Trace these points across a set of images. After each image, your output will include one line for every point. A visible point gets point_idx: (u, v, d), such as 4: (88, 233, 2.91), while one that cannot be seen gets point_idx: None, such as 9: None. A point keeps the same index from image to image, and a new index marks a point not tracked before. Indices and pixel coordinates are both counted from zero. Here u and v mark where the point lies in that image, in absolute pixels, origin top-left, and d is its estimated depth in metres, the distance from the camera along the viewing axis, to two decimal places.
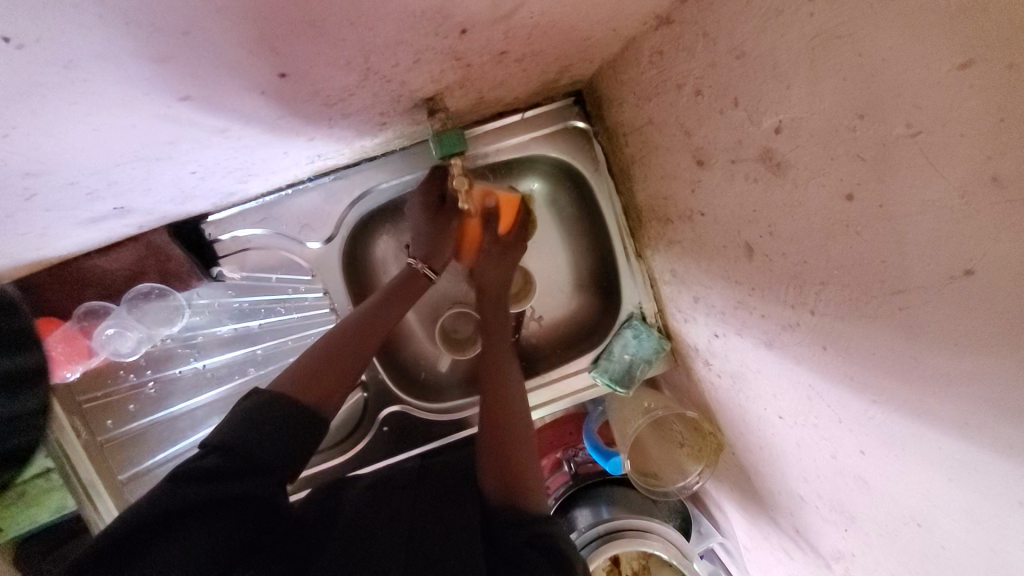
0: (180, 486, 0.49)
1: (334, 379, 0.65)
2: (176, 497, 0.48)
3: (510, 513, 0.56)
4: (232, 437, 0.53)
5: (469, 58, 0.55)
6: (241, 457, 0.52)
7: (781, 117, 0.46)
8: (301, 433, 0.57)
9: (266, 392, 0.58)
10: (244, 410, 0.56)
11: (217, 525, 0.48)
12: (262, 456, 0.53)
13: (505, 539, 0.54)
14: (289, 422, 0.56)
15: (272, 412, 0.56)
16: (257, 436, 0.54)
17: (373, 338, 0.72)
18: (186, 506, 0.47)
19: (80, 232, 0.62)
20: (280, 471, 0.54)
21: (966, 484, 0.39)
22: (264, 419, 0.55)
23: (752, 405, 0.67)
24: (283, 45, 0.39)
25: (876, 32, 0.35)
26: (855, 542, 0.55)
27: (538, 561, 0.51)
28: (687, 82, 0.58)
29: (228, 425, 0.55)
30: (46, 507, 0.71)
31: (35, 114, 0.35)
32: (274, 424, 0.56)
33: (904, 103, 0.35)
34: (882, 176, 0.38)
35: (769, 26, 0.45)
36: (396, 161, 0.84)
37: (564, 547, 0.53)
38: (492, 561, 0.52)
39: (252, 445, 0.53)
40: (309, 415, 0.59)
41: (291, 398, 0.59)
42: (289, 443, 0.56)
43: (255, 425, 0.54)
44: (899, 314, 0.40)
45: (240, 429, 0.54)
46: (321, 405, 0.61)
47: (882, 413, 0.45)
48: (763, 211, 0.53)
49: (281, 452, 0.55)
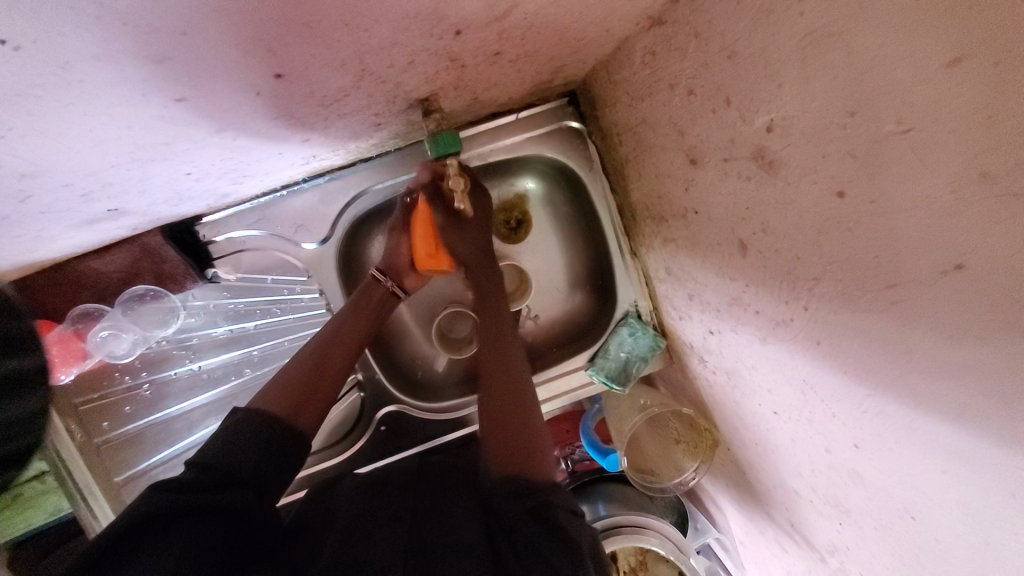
0: (166, 492, 0.52)
1: (310, 389, 0.67)
2: (160, 501, 0.50)
3: (514, 487, 0.57)
4: (214, 455, 0.56)
5: (464, 59, 0.55)
6: (220, 467, 0.55)
7: (772, 116, 0.47)
8: (279, 443, 0.60)
9: (242, 410, 0.62)
10: (224, 429, 0.60)
11: (199, 525, 0.50)
12: (241, 465, 0.56)
13: (504, 516, 0.55)
14: (267, 435, 0.60)
15: (250, 425, 0.60)
16: (236, 449, 0.57)
17: (341, 354, 0.73)
18: (168, 510, 0.50)
19: (73, 234, 0.62)
20: (262, 482, 0.57)
21: (960, 476, 0.40)
22: (242, 433, 0.59)
23: (747, 400, 0.68)
24: (280, 46, 0.39)
25: (866, 32, 0.36)
26: (849, 535, 0.55)
27: (538, 535, 0.52)
28: (679, 82, 0.59)
29: (208, 446, 0.58)
30: (41, 511, 0.74)
31: (31, 114, 0.35)
32: (255, 435, 0.59)
33: (893, 101, 0.36)
34: (874, 174, 0.39)
35: (760, 26, 0.45)
36: (391, 162, 0.84)
37: (566, 521, 0.54)
38: (496, 540, 0.54)
39: (232, 455, 0.56)
40: (290, 429, 0.62)
41: (280, 417, 0.62)
42: (271, 456, 0.59)
43: (236, 444, 0.58)
44: (891, 309, 0.41)
45: (219, 447, 0.57)
46: (294, 417, 0.63)
47: (875, 406, 0.46)
48: (756, 209, 0.53)
49: (260, 462, 0.57)
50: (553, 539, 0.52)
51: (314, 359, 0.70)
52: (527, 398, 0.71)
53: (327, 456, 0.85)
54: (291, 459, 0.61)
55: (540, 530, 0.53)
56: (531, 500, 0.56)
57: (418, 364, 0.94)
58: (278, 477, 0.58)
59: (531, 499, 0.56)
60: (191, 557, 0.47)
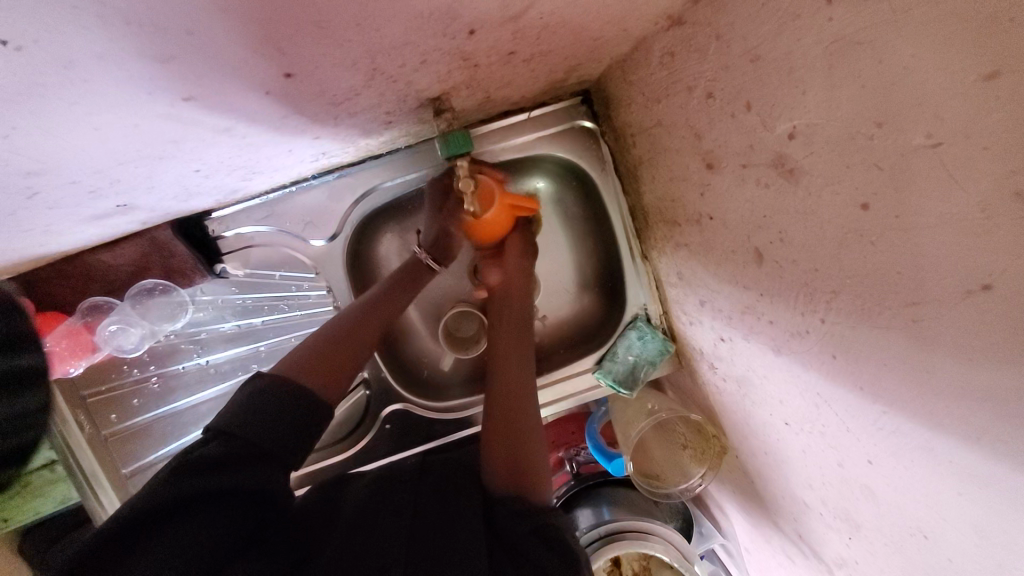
0: (185, 473, 0.51)
1: (331, 371, 0.65)
2: (175, 484, 0.50)
3: (515, 506, 0.56)
4: (237, 425, 0.55)
5: (475, 58, 0.54)
6: (241, 441, 0.54)
7: (795, 123, 0.45)
8: (303, 419, 0.59)
9: (266, 378, 0.59)
10: (246, 396, 0.57)
11: (206, 515, 0.50)
12: (261, 439, 0.55)
13: (506, 528, 0.55)
14: (290, 408, 0.58)
15: (274, 396, 0.58)
16: (258, 425, 0.55)
17: (359, 343, 0.70)
18: (186, 493, 0.49)
19: (84, 228, 0.62)
20: (284, 457, 0.56)
21: (975, 499, 0.39)
22: (266, 409, 0.57)
23: (758, 410, 0.67)
24: (289, 46, 0.39)
25: (897, 39, 0.34)
26: (858, 550, 0.55)
27: (541, 555, 0.51)
28: (698, 84, 0.57)
29: (230, 413, 0.56)
30: (50, 497, 0.74)
31: (35, 114, 0.34)
32: (278, 409, 0.57)
33: (924, 113, 0.34)
34: (901, 188, 0.37)
35: (784, 30, 0.44)
36: (400, 159, 0.83)
37: (570, 542, 0.54)
38: (496, 552, 0.53)
39: (247, 431, 0.54)
40: (312, 402, 0.60)
41: (298, 383, 0.60)
42: (297, 431, 0.58)
43: (259, 418, 0.56)
44: (912, 327, 0.40)
45: (242, 417, 0.55)
46: (327, 387, 0.63)
47: (891, 424, 0.45)
48: (774, 217, 0.52)
49: (281, 438, 0.56)
50: (560, 563, 0.51)
51: (349, 337, 0.70)
52: (539, 419, 0.70)
53: (333, 453, 0.85)
54: (311, 433, 0.59)
55: (547, 553, 0.52)
56: (535, 519, 0.55)
57: (424, 363, 0.93)
58: (298, 452, 0.57)
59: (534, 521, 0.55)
60: (200, 547, 0.47)
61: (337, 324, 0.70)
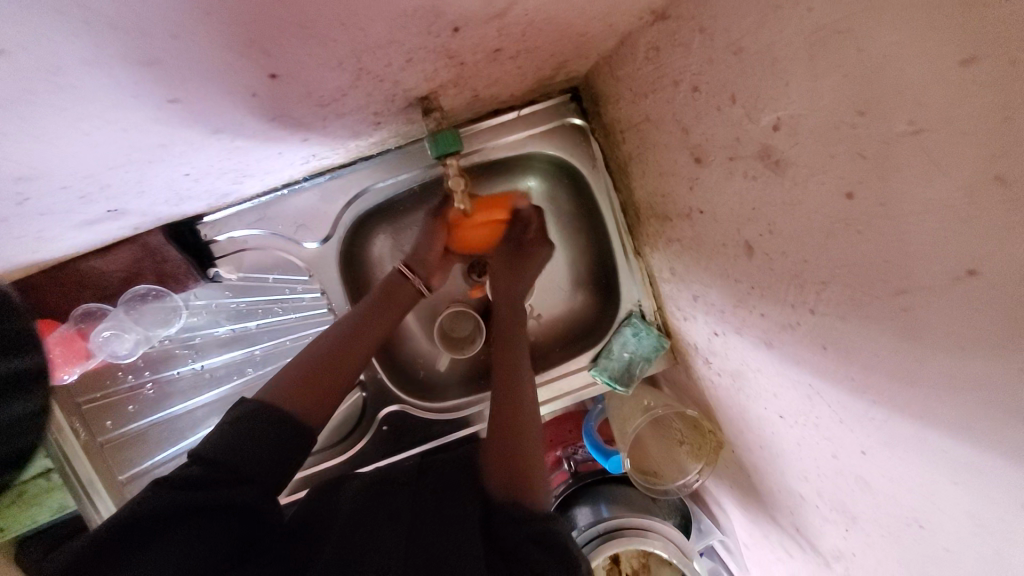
0: (170, 491, 0.50)
1: (320, 393, 0.65)
2: (158, 501, 0.49)
3: (515, 511, 0.55)
4: (223, 447, 0.55)
5: (462, 57, 0.54)
6: (228, 462, 0.54)
7: (779, 114, 0.46)
8: (289, 439, 0.59)
9: (251, 403, 0.59)
10: (232, 419, 0.58)
11: (188, 532, 0.49)
12: (246, 461, 0.54)
13: (502, 535, 0.54)
14: (278, 427, 0.58)
15: (261, 418, 0.58)
16: (243, 445, 0.55)
17: (352, 357, 0.71)
18: (170, 508, 0.49)
19: (74, 234, 0.62)
20: (269, 479, 0.56)
21: (970, 488, 0.39)
22: (253, 430, 0.57)
23: (752, 403, 0.67)
24: (274, 47, 0.39)
25: (876, 27, 0.35)
26: (855, 541, 0.55)
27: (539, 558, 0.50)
28: (684, 79, 0.57)
29: (215, 435, 0.56)
30: (47, 506, 0.70)
31: (23, 120, 0.34)
32: (264, 430, 0.57)
33: (905, 101, 0.34)
34: (885, 176, 0.37)
35: (766, 21, 0.44)
36: (390, 160, 0.83)
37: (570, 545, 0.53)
38: (492, 557, 0.51)
39: (234, 451, 0.54)
40: (296, 425, 0.60)
41: (279, 406, 0.61)
42: (283, 452, 0.58)
43: (244, 438, 0.56)
44: (901, 315, 0.40)
45: (227, 438, 0.56)
46: (305, 415, 0.63)
47: (883, 413, 0.45)
48: (762, 210, 0.52)
49: (267, 459, 0.56)
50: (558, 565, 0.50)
51: (342, 344, 0.71)
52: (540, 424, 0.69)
53: (329, 456, 0.85)
54: (298, 455, 0.60)
55: (544, 556, 0.51)
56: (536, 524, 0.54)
57: (420, 364, 0.94)
58: (283, 475, 0.57)
59: (534, 525, 0.54)
60: (184, 562, 0.47)
61: (332, 336, 0.71)
